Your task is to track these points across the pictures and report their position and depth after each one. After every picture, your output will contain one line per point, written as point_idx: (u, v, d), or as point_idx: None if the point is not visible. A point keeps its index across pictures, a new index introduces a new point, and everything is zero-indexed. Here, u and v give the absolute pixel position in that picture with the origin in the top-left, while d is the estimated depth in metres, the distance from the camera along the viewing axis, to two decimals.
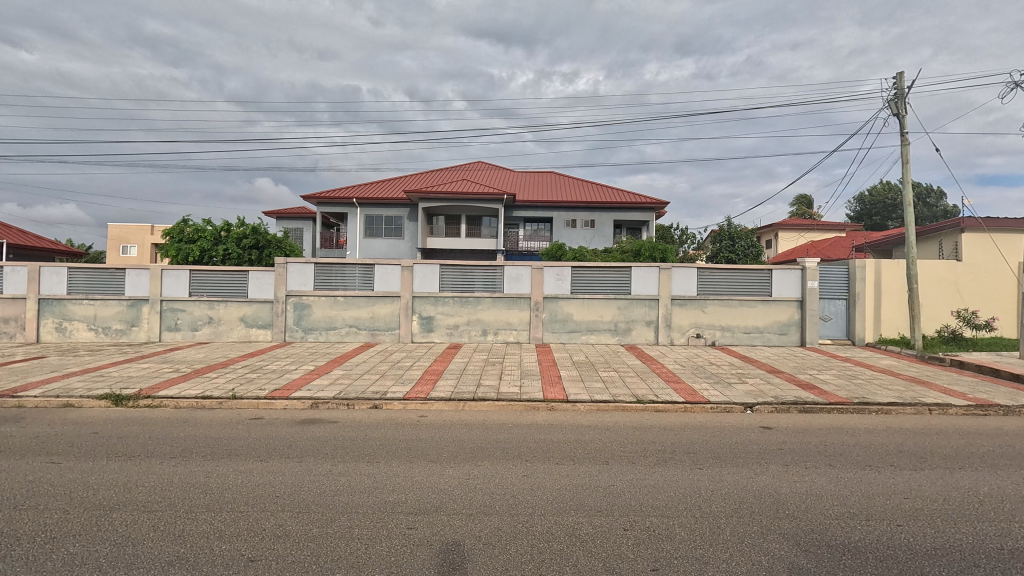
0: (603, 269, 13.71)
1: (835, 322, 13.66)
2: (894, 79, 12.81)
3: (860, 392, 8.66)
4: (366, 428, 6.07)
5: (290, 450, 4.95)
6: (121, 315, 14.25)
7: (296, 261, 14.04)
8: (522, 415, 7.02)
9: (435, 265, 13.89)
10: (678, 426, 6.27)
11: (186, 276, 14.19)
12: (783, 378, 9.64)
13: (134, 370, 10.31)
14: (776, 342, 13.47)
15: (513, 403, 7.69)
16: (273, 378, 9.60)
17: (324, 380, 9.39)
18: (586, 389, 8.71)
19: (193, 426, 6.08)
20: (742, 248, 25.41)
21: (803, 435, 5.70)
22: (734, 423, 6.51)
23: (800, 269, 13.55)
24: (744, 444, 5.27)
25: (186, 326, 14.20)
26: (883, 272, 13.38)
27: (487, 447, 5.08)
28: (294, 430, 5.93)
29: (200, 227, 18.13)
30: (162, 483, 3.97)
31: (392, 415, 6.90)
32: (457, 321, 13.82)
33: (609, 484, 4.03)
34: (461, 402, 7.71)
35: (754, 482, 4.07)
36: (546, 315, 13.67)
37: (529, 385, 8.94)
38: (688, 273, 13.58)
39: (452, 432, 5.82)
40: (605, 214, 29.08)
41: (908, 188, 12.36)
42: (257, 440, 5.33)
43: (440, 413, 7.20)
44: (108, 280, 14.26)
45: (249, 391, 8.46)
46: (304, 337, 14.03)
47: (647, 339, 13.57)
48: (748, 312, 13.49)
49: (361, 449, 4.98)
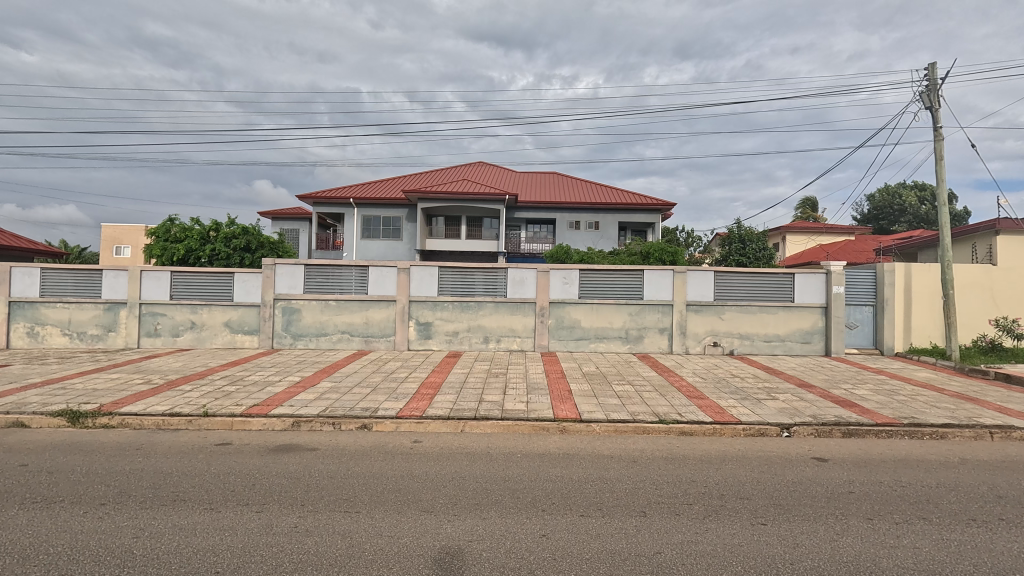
0: (613, 272, 12.82)
1: (860, 330, 12.78)
2: (927, 70, 11.97)
3: (907, 411, 7.76)
4: (350, 459, 5.14)
5: (253, 493, 4.03)
6: (97, 320, 13.32)
7: (285, 263, 13.15)
8: (532, 441, 6.10)
9: (433, 267, 12.99)
10: (716, 457, 5.36)
11: (167, 278, 13.28)
12: (817, 394, 8.72)
13: (102, 381, 9.36)
14: (799, 351, 12.58)
15: (519, 424, 6.79)
16: (253, 391, 8.68)
17: (310, 394, 8.46)
18: (600, 407, 7.79)
19: (146, 456, 5.16)
20: (754, 251, 24.54)
21: (870, 471, 4.79)
22: (782, 451, 5.60)
23: (825, 274, 12.62)
24: (805, 485, 4.35)
25: (166, 331, 13.28)
26: (913, 277, 12.51)
27: (494, 490, 4.16)
28: (264, 462, 5.01)
29: (188, 226, 17.24)
30: (69, 551, 3.04)
31: (382, 441, 5.98)
32: (457, 328, 12.91)
33: (653, 553, 3.10)
34: (461, 423, 6.81)
35: (839, 548, 3.16)
36: (553, 321, 12.77)
37: (537, 401, 8.01)
38: (704, 277, 12.69)
39: (451, 465, 4.90)
40: (610, 215, 28.21)
41: (943, 188, 11.50)
42: (214, 478, 4.40)
43: (438, 438, 6.28)
44: (84, 282, 13.34)
45: (223, 408, 7.53)
46: (293, 344, 13.11)
47: (660, 348, 12.67)
48: (768, 319, 12.60)
49: (340, 492, 4.06)
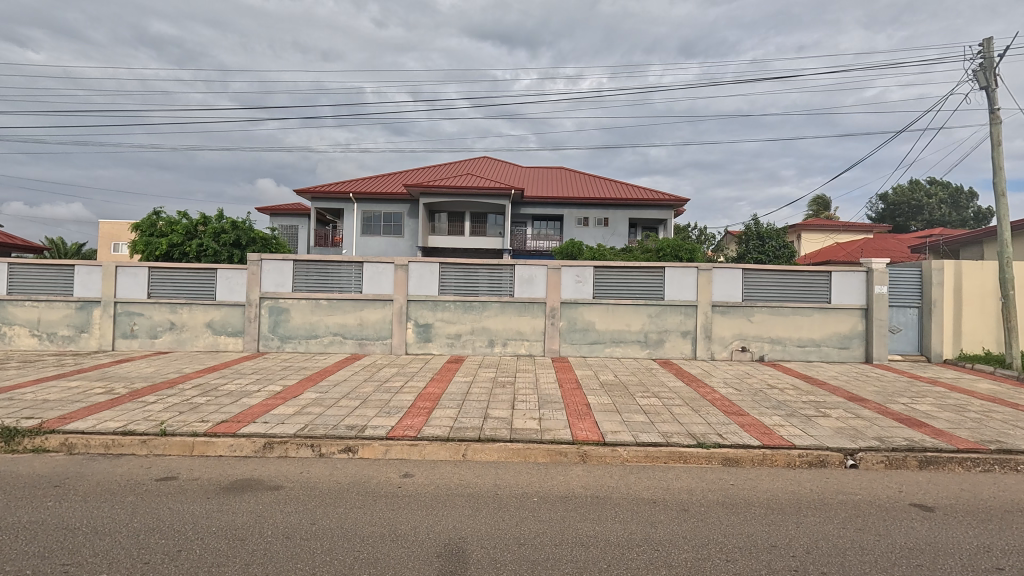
0: (630, 270, 11.69)
1: (904, 335, 11.60)
2: (983, 46, 10.72)
3: (990, 433, 6.54)
4: (319, 504, 4.02)
5: (171, 571, 2.90)
6: (68, 320, 12.27)
7: (272, 258, 12.04)
8: (550, 474, 4.95)
9: (434, 263, 11.87)
10: (788, 499, 4.21)
11: (144, 274, 12.21)
12: (874, 410, 7.52)
13: (56, 390, 8.26)
14: (836, 358, 11.41)
15: (531, 450, 5.67)
16: (226, 403, 7.58)
17: (289, 407, 7.31)
18: (626, 426, 6.62)
19: (59, 497, 4.04)
20: (773, 249, 23.31)
21: (999, 529, 3.63)
22: (866, 492, 4.46)
23: (866, 272, 11.42)
24: (930, 556, 3.21)
25: (144, 332, 12.21)
26: (963, 276, 11.32)
27: (506, 564, 3.04)
28: (208, 509, 3.89)
29: (174, 220, 16.23)
30: None
31: (365, 474, 4.85)
32: (460, 330, 11.78)
33: None
34: (462, 448, 5.69)
35: None
36: (564, 324, 11.63)
37: (551, 418, 6.86)
38: (732, 275, 11.52)
39: (446, 520, 3.74)
40: (621, 211, 27.01)
41: (1001, 177, 10.28)
42: (128, 543, 3.26)
43: (433, 469, 5.11)
44: (55, 279, 12.30)
45: (185, 425, 6.42)
46: (281, 347, 12.00)
47: (683, 353, 11.51)
48: (802, 321, 11.43)
49: (291, 569, 2.94)
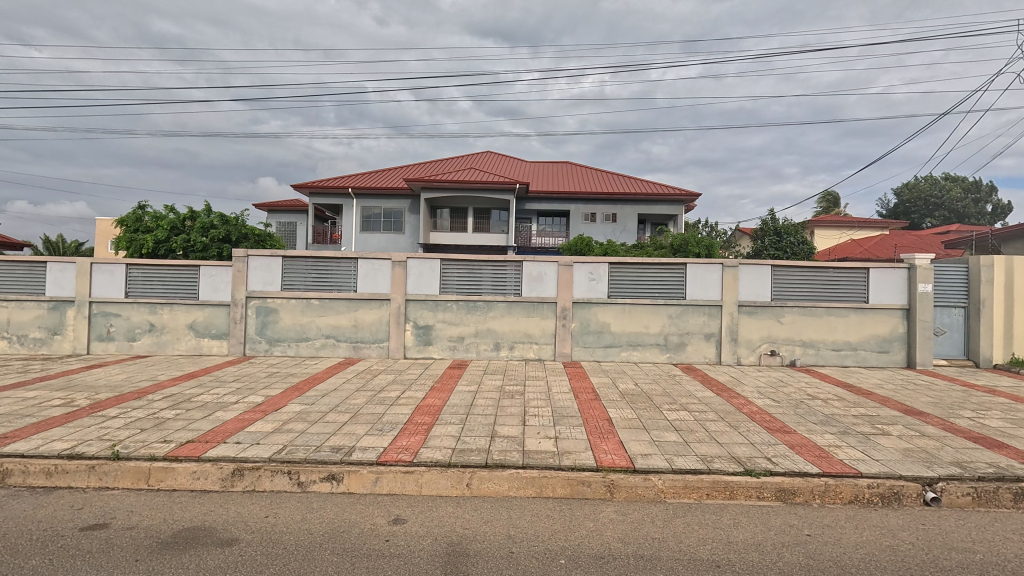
0: (648, 268, 10.71)
1: (948, 338, 10.62)
2: None
3: None
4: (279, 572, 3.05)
5: None
6: (40, 321, 11.36)
7: (260, 255, 11.09)
8: (577, 518, 3.98)
9: (434, 260, 10.91)
10: (891, 561, 3.23)
11: (121, 272, 11.29)
12: (939, 427, 6.54)
13: (10, 402, 7.34)
14: (875, 362, 10.43)
15: (548, 480, 4.70)
16: (197, 417, 6.64)
17: (267, 424, 6.37)
18: (657, 447, 5.64)
19: None
20: (791, 246, 22.28)
21: None
22: (984, 548, 3.47)
23: (907, 270, 10.42)
24: None
25: (121, 335, 11.30)
26: (1015, 274, 10.29)
27: None
28: None
29: (160, 214, 15.32)
30: None
31: (344, 520, 3.87)
32: (462, 332, 10.83)
33: None
34: (465, 477, 4.73)
35: None
36: (576, 325, 10.67)
37: (569, 437, 5.90)
38: (760, 272, 10.52)
39: None
40: (629, 207, 26.01)
41: None
42: None
43: (431, 510, 4.15)
44: (26, 277, 11.38)
45: (142, 446, 5.47)
46: (269, 351, 11.07)
47: (706, 358, 10.55)
48: (837, 323, 10.44)
49: None
